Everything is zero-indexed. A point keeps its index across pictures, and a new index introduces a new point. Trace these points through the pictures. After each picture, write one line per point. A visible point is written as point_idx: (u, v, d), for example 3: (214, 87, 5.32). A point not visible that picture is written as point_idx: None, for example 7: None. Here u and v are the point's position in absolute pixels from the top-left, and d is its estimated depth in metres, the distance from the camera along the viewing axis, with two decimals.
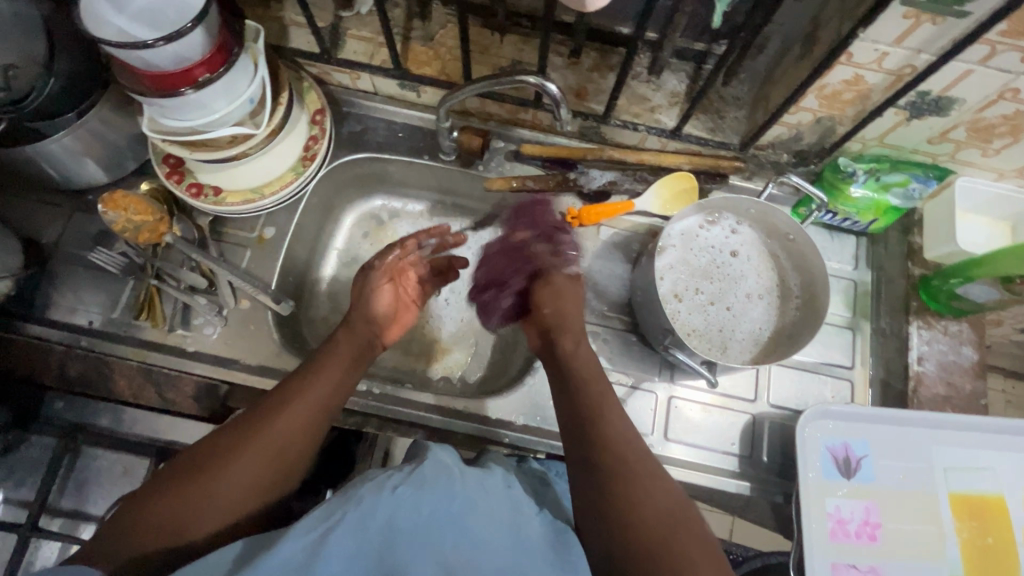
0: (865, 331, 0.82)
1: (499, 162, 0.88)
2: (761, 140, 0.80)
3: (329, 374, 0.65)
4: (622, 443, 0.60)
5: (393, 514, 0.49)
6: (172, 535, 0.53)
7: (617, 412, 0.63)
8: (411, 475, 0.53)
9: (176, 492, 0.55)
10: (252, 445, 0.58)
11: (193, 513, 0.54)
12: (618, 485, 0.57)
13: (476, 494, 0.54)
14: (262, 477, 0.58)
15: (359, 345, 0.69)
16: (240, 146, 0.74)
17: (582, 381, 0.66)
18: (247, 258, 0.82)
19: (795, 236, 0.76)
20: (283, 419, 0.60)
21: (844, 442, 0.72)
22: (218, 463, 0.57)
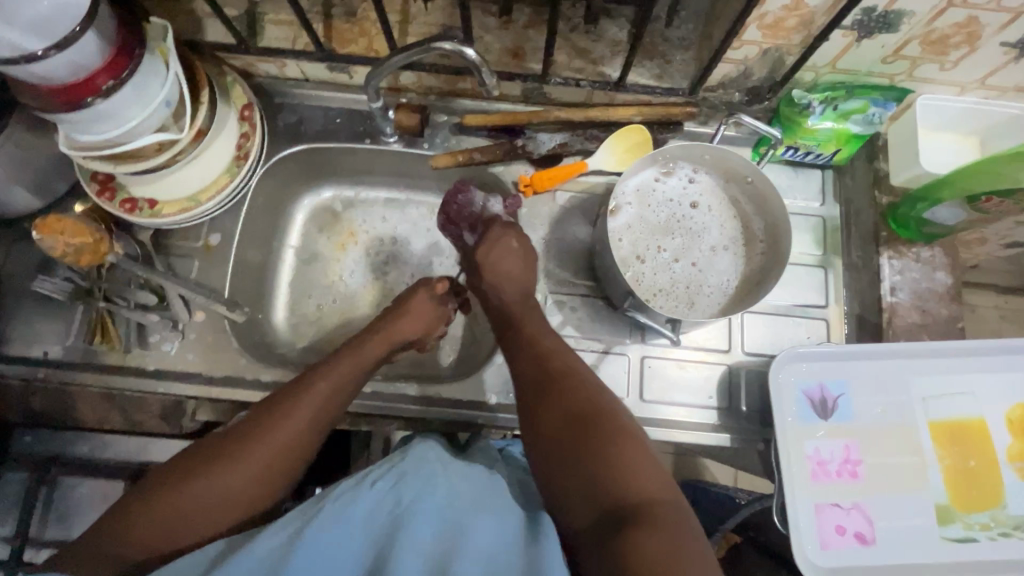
0: (838, 267, 0.80)
1: (445, 138, 0.84)
2: (710, 81, 0.76)
3: (336, 376, 0.65)
4: (576, 402, 0.61)
5: (375, 505, 0.55)
6: (171, 537, 0.54)
7: (552, 346, 0.68)
8: (391, 471, 0.58)
9: (175, 495, 0.55)
10: (265, 442, 0.59)
11: (187, 516, 0.55)
12: (544, 407, 0.61)
13: (458, 485, 0.59)
14: (266, 475, 0.58)
15: (374, 351, 0.70)
16: (166, 154, 0.71)
17: (546, 350, 0.67)
18: (196, 268, 0.80)
19: (753, 177, 0.73)
20: (291, 422, 0.60)
21: (820, 384, 0.71)
22: (220, 465, 0.57)
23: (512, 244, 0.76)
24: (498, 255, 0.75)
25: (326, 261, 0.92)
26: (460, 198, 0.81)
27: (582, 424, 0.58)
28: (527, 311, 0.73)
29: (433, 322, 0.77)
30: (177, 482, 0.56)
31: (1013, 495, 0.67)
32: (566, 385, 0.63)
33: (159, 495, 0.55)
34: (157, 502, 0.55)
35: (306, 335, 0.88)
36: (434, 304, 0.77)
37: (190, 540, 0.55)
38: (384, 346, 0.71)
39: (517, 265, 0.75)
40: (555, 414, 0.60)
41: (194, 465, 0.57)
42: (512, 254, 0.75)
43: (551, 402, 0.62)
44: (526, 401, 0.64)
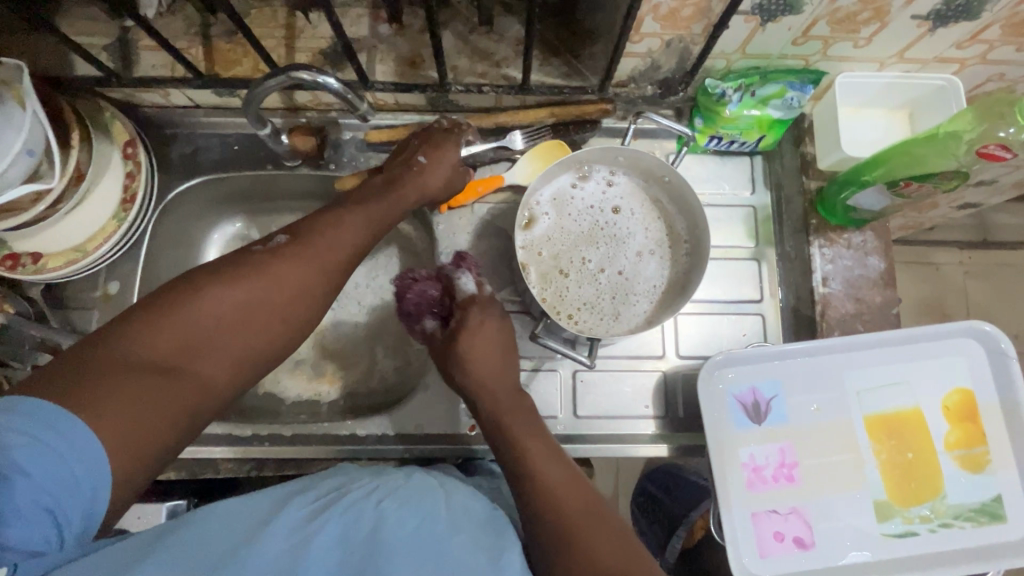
0: (771, 259, 0.78)
1: (351, 155, 0.79)
2: (619, 76, 0.72)
3: (349, 226, 0.58)
4: (597, 548, 0.53)
5: (380, 523, 0.48)
6: (171, 380, 0.47)
7: (565, 465, 0.59)
8: (393, 490, 0.52)
9: (183, 316, 0.49)
10: (270, 282, 0.53)
11: (191, 358, 0.49)
12: (579, 550, 0.52)
13: (456, 516, 0.52)
14: (293, 304, 0.54)
15: (397, 200, 0.63)
16: (46, 204, 0.66)
17: (561, 474, 0.58)
18: (96, 319, 0.75)
19: (669, 176, 0.69)
20: (297, 266, 0.54)
21: (752, 387, 0.68)
22: (217, 299, 0.50)
23: (485, 332, 0.66)
24: (471, 344, 0.65)
25: None
26: (418, 285, 0.73)
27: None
28: (521, 435, 0.61)
29: (449, 181, 0.68)
30: (145, 330, 0.47)
31: (952, 484, 0.65)
32: (579, 523, 0.54)
33: (126, 346, 0.46)
34: (144, 340, 0.47)
35: None
36: (444, 167, 0.67)
37: (187, 398, 0.48)
38: (411, 196, 0.64)
39: (495, 358, 0.66)
40: (578, 564, 0.52)
41: (182, 290, 0.50)
42: (492, 337, 0.67)
43: (567, 548, 0.53)
44: (544, 541, 0.54)
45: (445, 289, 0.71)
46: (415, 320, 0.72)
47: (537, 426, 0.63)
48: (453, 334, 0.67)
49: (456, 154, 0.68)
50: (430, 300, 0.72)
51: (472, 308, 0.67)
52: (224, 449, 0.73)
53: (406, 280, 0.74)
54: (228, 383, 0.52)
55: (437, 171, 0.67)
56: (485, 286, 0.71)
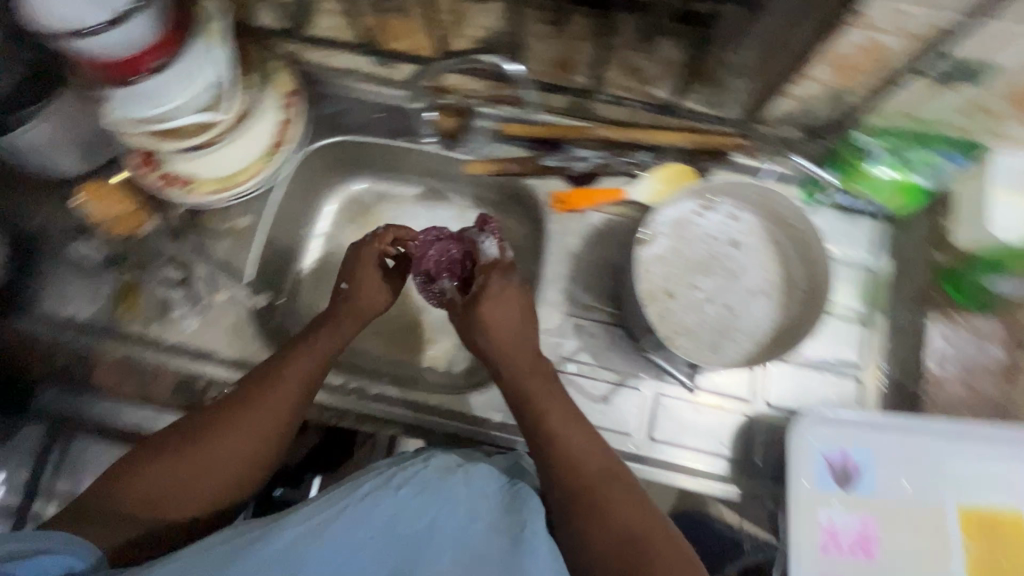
0: (879, 326, 0.76)
1: (479, 145, 0.82)
2: (766, 115, 0.72)
3: (294, 370, 0.64)
4: (613, 516, 0.57)
5: (395, 514, 0.52)
6: (168, 501, 0.57)
7: (583, 434, 0.63)
8: (411, 479, 0.56)
9: (148, 472, 0.57)
10: (210, 456, 0.59)
11: (177, 491, 0.57)
12: (592, 526, 0.57)
13: (471, 502, 0.56)
14: (265, 435, 0.61)
15: (315, 347, 0.66)
16: (205, 136, 0.72)
17: (577, 448, 0.61)
18: (225, 248, 0.81)
19: (795, 220, 0.69)
20: (235, 434, 0.60)
21: (843, 450, 0.66)
22: (214, 437, 0.59)
23: (504, 303, 0.67)
24: (486, 313, 0.66)
25: None
26: (437, 248, 0.74)
27: (623, 544, 0.56)
28: (541, 399, 0.64)
29: (464, 263, 0.74)
30: (148, 467, 0.57)
31: None
32: (598, 490, 0.59)
33: (136, 476, 0.57)
34: (141, 475, 0.57)
35: None
36: (447, 237, 0.75)
37: (170, 515, 0.57)
38: (351, 324, 0.70)
39: (514, 323, 0.66)
40: (595, 527, 0.57)
41: (147, 446, 0.59)
42: (513, 305, 0.67)
43: (586, 517, 0.57)
44: (562, 514, 0.59)
45: (465, 252, 0.73)
46: (434, 276, 0.75)
47: (555, 394, 0.65)
48: (470, 302, 0.67)
49: (374, 271, 0.72)
50: (452, 259, 0.74)
51: (492, 279, 0.67)
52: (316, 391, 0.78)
53: (435, 235, 0.75)
54: (213, 500, 0.59)
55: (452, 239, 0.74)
56: (507, 252, 0.70)
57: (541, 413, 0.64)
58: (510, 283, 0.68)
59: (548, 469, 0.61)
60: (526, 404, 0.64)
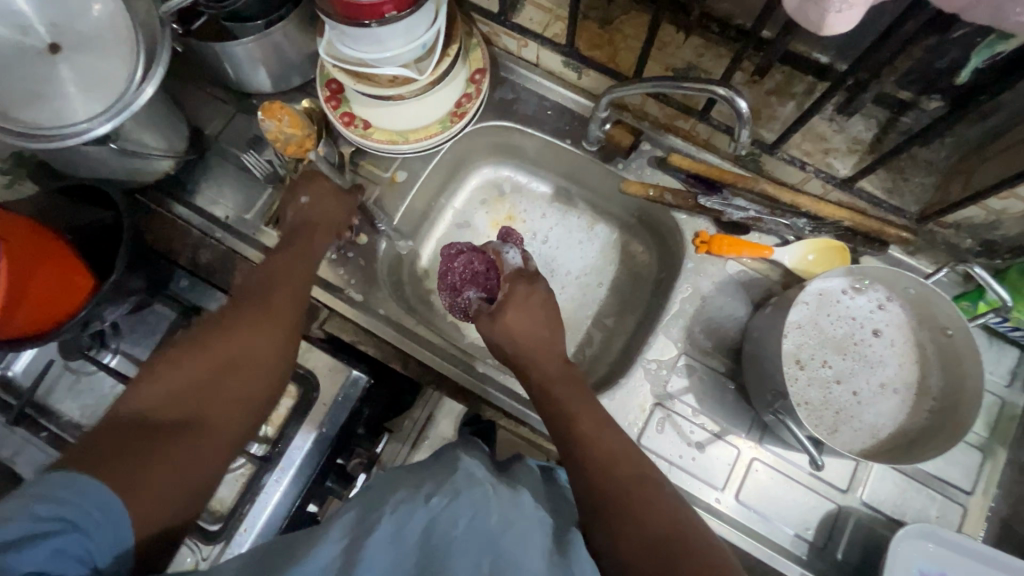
0: (999, 459, 0.73)
1: (640, 166, 0.83)
2: (944, 217, 0.71)
3: (282, 302, 0.67)
4: (647, 516, 0.53)
5: (427, 526, 0.48)
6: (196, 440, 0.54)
7: (611, 437, 0.60)
8: (445, 488, 0.51)
9: (164, 416, 0.54)
10: (232, 387, 0.59)
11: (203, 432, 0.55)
12: (622, 535, 0.52)
13: (510, 511, 0.50)
14: (279, 365, 0.64)
15: (291, 283, 0.70)
16: (398, 87, 0.76)
17: (601, 447, 0.58)
18: (375, 195, 0.85)
19: (955, 331, 0.67)
20: (255, 366, 0.62)
21: (943, 573, 0.64)
22: (230, 377, 0.59)
23: (518, 308, 0.70)
24: (508, 319, 0.69)
25: (477, 234, 0.94)
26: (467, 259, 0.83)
27: (659, 546, 0.51)
28: (562, 397, 0.64)
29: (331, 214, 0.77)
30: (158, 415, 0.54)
31: None
32: (626, 488, 0.55)
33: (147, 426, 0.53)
34: (159, 425, 0.53)
35: (434, 293, 0.91)
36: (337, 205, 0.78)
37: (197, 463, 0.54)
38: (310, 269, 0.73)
39: (540, 329, 0.69)
40: (629, 530, 0.52)
41: (165, 393, 0.56)
42: (535, 312, 0.70)
43: (619, 517, 0.53)
44: (591, 522, 0.55)
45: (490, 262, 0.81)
46: (464, 285, 0.83)
47: (581, 396, 0.64)
48: (498, 309, 0.70)
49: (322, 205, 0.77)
50: (475, 271, 0.81)
51: (519, 287, 0.72)
52: (424, 352, 0.80)
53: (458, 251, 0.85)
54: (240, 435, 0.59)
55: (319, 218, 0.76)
56: (528, 263, 0.77)
57: (569, 419, 0.62)
58: (534, 292, 0.72)
59: (576, 471, 0.57)
60: (562, 408, 0.63)
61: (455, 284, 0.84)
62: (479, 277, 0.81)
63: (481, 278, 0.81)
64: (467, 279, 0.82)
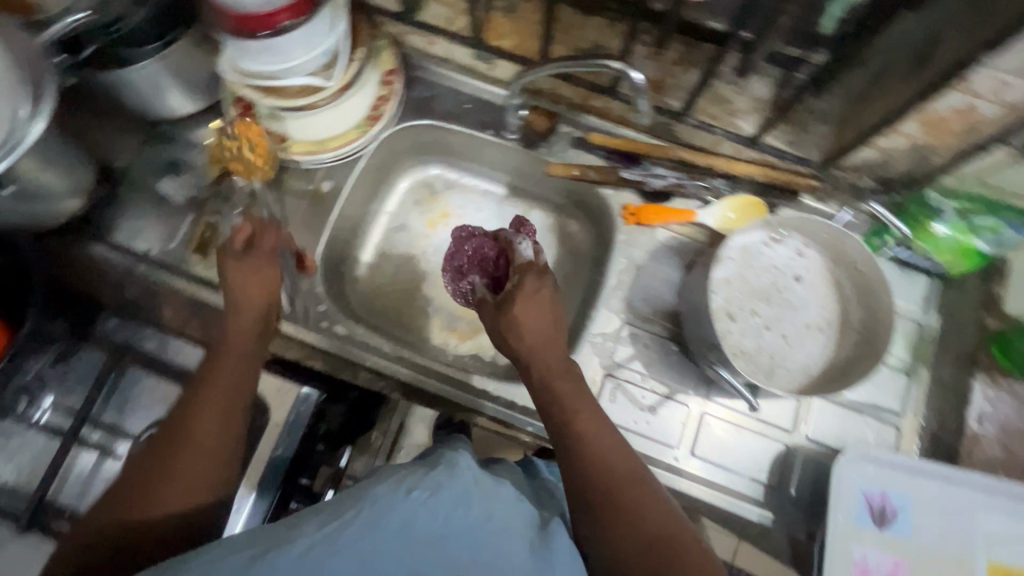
0: (922, 378, 0.77)
1: (562, 148, 0.85)
2: (844, 161, 0.75)
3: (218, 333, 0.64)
4: (642, 520, 0.55)
5: (409, 518, 0.47)
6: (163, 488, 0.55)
7: (611, 436, 0.60)
8: (425, 479, 0.51)
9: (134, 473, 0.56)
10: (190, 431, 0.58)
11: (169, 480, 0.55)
12: (614, 533, 0.55)
13: (490, 503, 0.52)
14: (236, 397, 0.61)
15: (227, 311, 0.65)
16: (308, 98, 0.75)
17: (598, 447, 0.59)
18: (302, 209, 0.83)
19: (863, 266, 0.72)
20: (208, 406, 0.59)
21: (883, 491, 0.68)
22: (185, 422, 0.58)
23: (525, 299, 0.63)
24: (515, 313, 0.62)
25: (414, 235, 0.94)
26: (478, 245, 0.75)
27: (650, 550, 0.54)
28: (567, 397, 0.61)
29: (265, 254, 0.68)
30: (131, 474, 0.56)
31: None
32: (624, 489, 0.57)
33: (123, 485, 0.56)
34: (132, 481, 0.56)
35: (378, 300, 0.90)
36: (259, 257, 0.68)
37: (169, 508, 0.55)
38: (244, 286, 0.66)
39: (548, 328, 0.63)
40: (622, 529, 0.55)
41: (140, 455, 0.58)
42: (544, 306, 0.63)
43: (615, 513, 0.56)
44: (584, 515, 0.57)
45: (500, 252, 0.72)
46: (468, 271, 0.76)
47: (588, 397, 0.62)
48: (504, 300, 0.64)
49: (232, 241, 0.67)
50: (485, 256, 0.74)
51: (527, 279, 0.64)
52: (372, 358, 0.79)
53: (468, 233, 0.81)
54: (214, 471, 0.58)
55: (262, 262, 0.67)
56: (541, 256, 0.68)
57: (570, 414, 0.60)
58: (543, 280, 0.65)
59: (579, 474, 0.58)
60: (563, 405, 0.61)
61: (459, 268, 0.78)
62: (492, 264, 0.73)
63: (495, 276, 0.72)
64: (478, 266, 0.74)
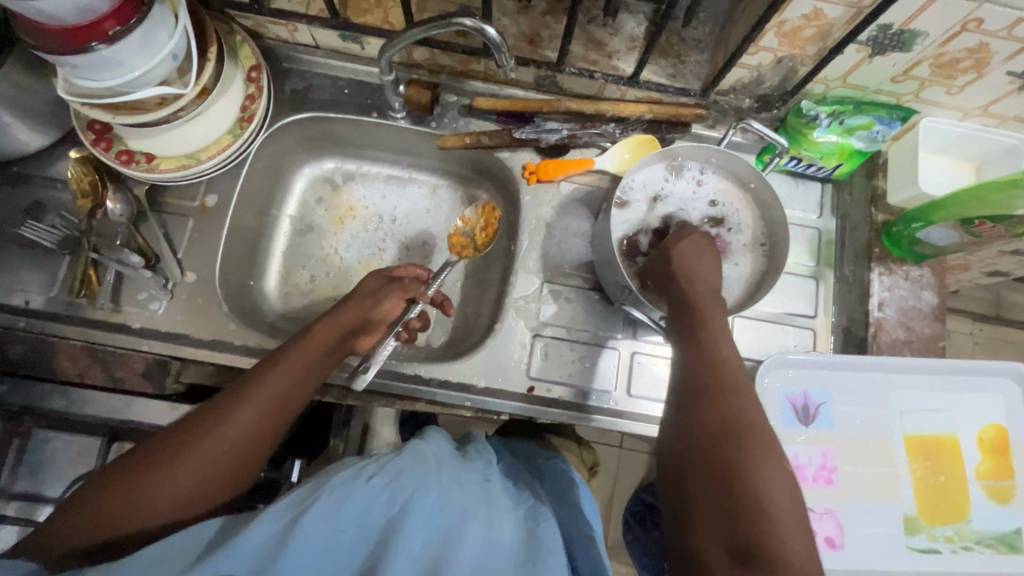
0: (829, 280, 0.82)
1: (452, 119, 0.84)
2: (721, 85, 0.77)
3: (303, 350, 0.62)
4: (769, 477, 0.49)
5: (368, 501, 0.49)
6: (176, 484, 0.52)
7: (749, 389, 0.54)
8: (387, 466, 0.54)
9: (146, 475, 0.51)
10: (219, 433, 0.54)
11: (183, 478, 0.52)
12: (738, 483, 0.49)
13: (451, 486, 0.55)
14: (274, 409, 0.58)
15: (323, 338, 0.64)
16: (170, 108, 0.69)
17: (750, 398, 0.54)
18: (190, 228, 0.78)
19: (756, 184, 0.75)
20: (245, 412, 0.56)
21: (804, 391, 0.72)
22: (216, 423, 0.55)
23: (693, 242, 0.66)
24: (680, 248, 0.65)
25: (322, 234, 0.91)
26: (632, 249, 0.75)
27: (751, 503, 0.48)
28: (712, 343, 0.57)
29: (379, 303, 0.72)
30: (141, 467, 0.52)
31: (979, 511, 0.70)
32: (747, 442, 0.51)
33: (129, 480, 0.51)
34: (138, 480, 0.51)
35: (296, 307, 0.87)
36: (378, 292, 0.73)
37: (170, 504, 0.51)
38: (338, 326, 0.66)
39: (709, 267, 0.64)
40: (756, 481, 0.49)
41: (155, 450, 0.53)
42: (690, 248, 0.65)
43: (731, 479, 0.49)
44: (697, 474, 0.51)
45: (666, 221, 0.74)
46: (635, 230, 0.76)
47: (736, 364, 0.56)
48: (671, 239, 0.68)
49: (367, 296, 0.71)
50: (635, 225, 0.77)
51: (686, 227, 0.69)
52: None
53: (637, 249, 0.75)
54: (226, 475, 0.55)
55: (383, 300, 0.72)
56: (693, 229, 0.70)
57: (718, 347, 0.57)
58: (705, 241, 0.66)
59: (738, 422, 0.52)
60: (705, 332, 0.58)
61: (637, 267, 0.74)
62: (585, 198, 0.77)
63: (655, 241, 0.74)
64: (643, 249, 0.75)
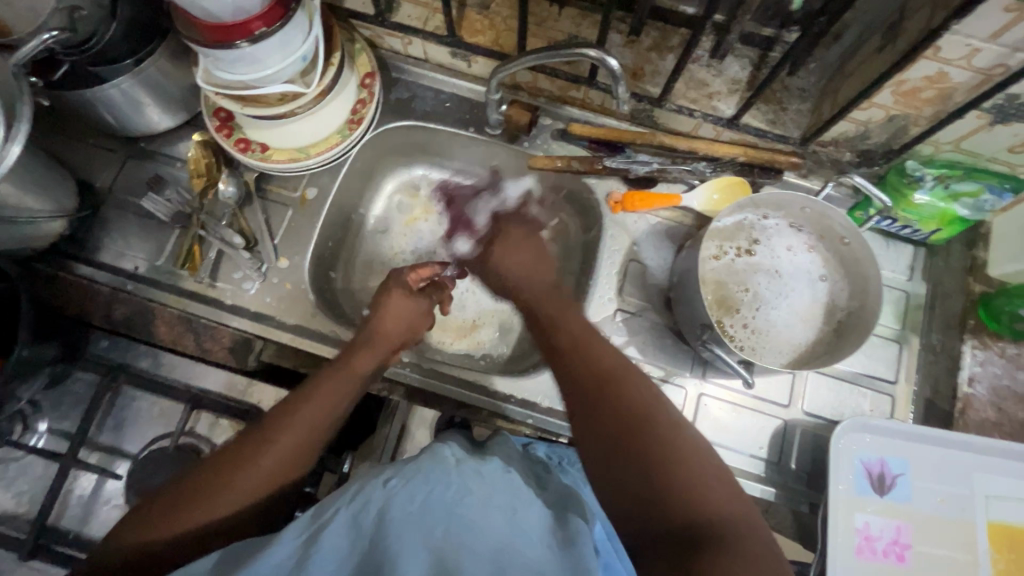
0: (913, 346, 0.78)
1: (545, 141, 0.86)
2: (824, 136, 0.76)
3: (340, 381, 0.65)
4: (667, 435, 0.52)
5: (385, 504, 0.51)
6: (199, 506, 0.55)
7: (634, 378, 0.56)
8: (404, 470, 0.55)
9: (178, 505, 0.56)
10: (250, 467, 0.58)
11: (215, 500, 0.56)
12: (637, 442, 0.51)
13: (472, 483, 0.54)
14: (310, 438, 0.61)
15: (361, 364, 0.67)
16: (289, 105, 0.74)
17: (617, 384, 0.56)
18: (288, 217, 0.83)
19: (851, 239, 0.73)
20: (280, 442, 0.59)
21: (881, 459, 0.69)
22: (246, 460, 0.58)
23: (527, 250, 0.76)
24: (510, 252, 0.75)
25: (399, 235, 0.94)
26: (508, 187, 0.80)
27: (654, 459, 0.50)
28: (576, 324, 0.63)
29: (415, 319, 0.76)
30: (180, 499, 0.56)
31: None
32: (637, 421, 0.53)
33: (165, 506, 0.56)
34: (179, 501, 0.56)
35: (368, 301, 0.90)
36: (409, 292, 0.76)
37: (199, 519, 0.55)
38: (376, 356, 0.70)
39: (530, 266, 0.73)
40: (637, 438, 0.52)
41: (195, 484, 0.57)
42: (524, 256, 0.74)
43: (627, 434, 0.52)
44: (592, 418, 0.54)
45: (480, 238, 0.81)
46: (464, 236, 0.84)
47: (614, 355, 0.59)
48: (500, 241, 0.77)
49: (404, 303, 0.75)
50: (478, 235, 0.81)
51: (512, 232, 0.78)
52: None
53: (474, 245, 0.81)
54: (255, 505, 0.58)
55: (416, 304, 0.76)
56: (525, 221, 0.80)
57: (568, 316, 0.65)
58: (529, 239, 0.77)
59: (607, 399, 0.55)
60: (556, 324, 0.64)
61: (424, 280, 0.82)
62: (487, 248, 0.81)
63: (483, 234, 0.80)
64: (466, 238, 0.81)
